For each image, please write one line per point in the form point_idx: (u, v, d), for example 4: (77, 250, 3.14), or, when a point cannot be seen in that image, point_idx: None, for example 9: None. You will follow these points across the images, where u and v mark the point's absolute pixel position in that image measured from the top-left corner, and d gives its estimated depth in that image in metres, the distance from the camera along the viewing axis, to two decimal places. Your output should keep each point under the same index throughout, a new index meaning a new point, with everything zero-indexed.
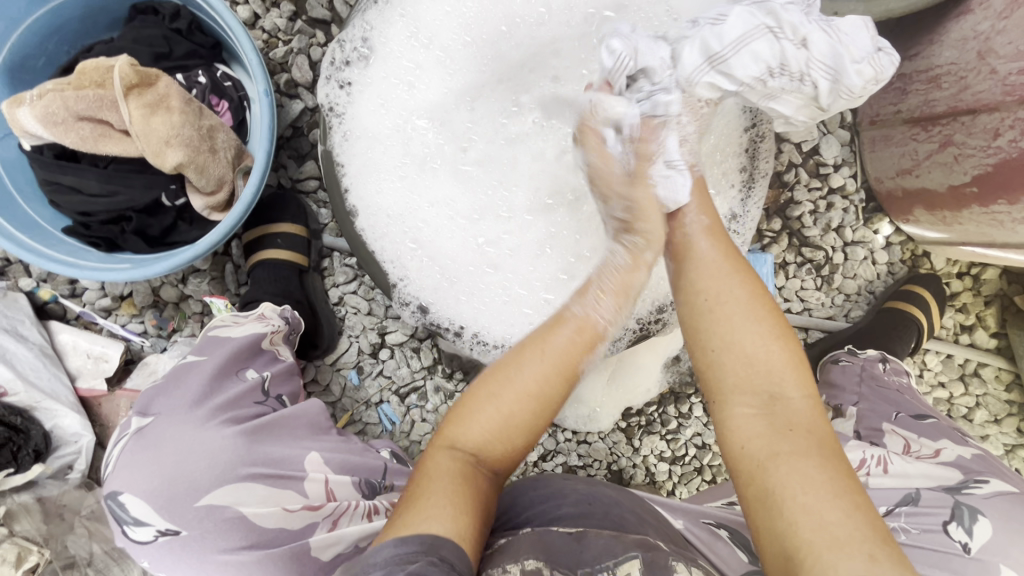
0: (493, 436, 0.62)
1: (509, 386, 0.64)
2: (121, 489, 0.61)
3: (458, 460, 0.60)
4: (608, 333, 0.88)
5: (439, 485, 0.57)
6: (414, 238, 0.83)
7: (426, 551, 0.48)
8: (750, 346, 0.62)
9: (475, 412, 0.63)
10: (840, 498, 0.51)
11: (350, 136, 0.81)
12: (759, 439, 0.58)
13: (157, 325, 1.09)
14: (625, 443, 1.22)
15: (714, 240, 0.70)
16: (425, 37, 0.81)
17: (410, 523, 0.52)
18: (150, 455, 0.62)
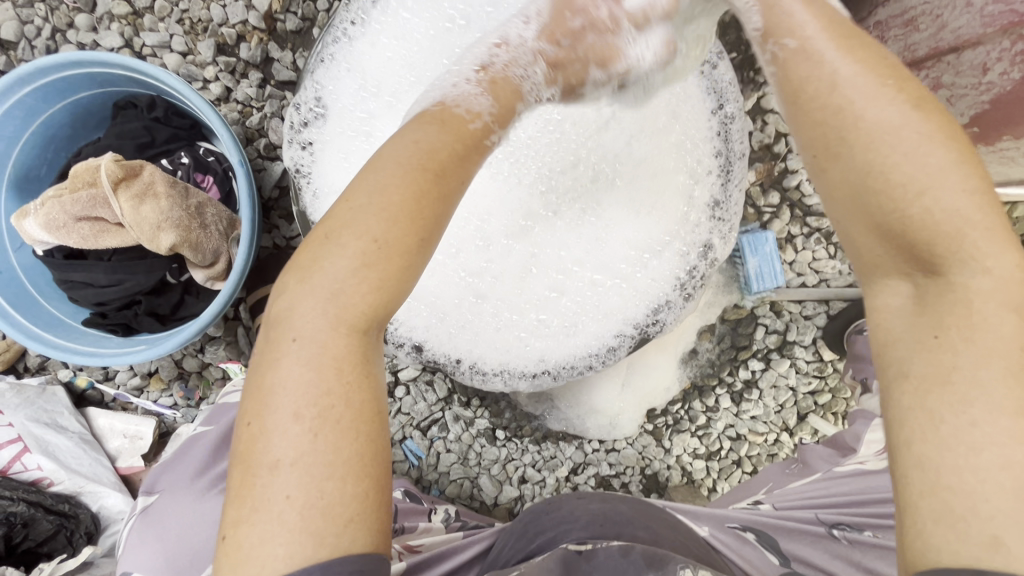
0: (353, 290, 0.48)
1: (336, 236, 0.49)
2: (130, 569, 0.67)
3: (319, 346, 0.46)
4: (606, 342, 0.85)
5: (290, 427, 0.44)
6: None
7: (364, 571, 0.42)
8: (918, 194, 0.48)
9: (328, 273, 0.48)
10: (1001, 449, 0.42)
11: (320, 194, 0.83)
12: (899, 341, 0.49)
13: (185, 396, 1.15)
14: (655, 446, 1.18)
15: (861, 63, 0.52)
16: (374, 87, 0.83)
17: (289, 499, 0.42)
18: (154, 531, 0.68)
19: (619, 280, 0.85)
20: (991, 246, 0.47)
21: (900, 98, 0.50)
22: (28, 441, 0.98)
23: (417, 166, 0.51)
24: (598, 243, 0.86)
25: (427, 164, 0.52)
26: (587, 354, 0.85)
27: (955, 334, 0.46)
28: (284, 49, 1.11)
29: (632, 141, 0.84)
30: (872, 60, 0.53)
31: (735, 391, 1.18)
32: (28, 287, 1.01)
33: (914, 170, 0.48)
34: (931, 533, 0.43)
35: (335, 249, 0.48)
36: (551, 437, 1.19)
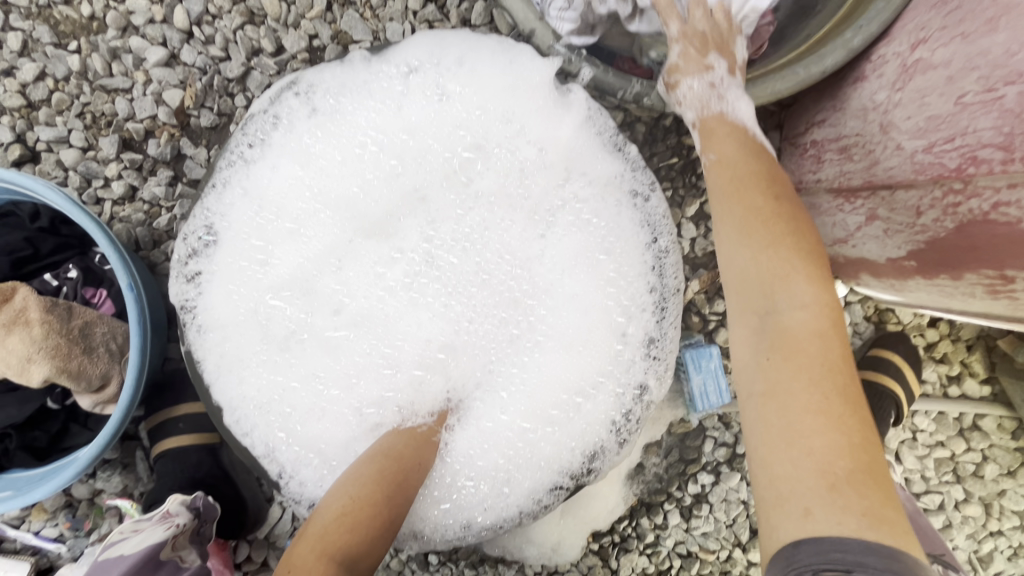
0: (340, 553, 0.59)
1: (336, 504, 0.63)
2: None
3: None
4: (537, 499, 0.76)
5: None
6: (284, 426, 0.74)
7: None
8: (769, 270, 0.61)
9: (323, 537, 0.60)
10: (812, 434, 0.52)
11: (206, 329, 0.73)
12: (749, 373, 0.59)
13: (72, 527, 1.02)
14: (602, 567, 1.10)
15: (738, 148, 0.71)
16: (273, 213, 0.75)
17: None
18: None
19: (548, 426, 0.77)
20: (799, 299, 0.59)
21: (758, 178, 0.67)
22: None
23: (392, 460, 0.68)
24: (528, 386, 0.78)
25: (400, 458, 0.69)
26: (514, 512, 0.76)
27: (773, 390, 0.56)
28: (198, 146, 1.03)
29: (560, 275, 0.79)
30: (746, 145, 0.72)
31: (685, 506, 1.11)
32: None
33: (763, 265, 0.61)
34: (774, 520, 0.52)
35: (339, 502, 0.63)
36: (488, 561, 1.08)
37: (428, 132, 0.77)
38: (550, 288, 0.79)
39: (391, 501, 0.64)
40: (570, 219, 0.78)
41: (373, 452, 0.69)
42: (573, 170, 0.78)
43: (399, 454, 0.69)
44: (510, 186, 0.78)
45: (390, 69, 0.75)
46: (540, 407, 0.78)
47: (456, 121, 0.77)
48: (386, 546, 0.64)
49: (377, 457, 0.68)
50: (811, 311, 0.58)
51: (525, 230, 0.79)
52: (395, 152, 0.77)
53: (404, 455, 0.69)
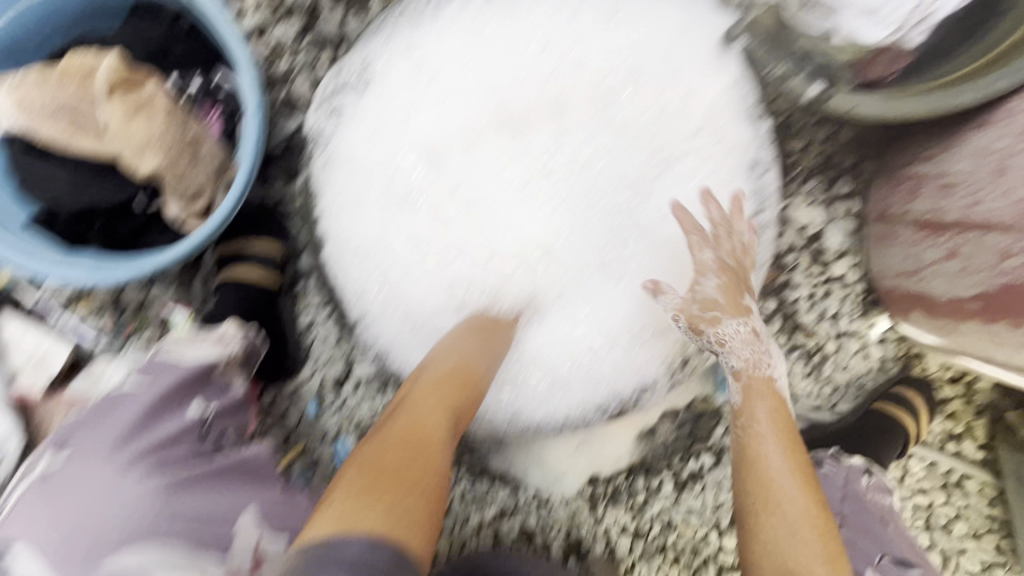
0: (451, 406, 0.67)
1: (448, 369, 0.70)
2: (15, 538, 0.61)
3: (422, 432, 0.62)
4: (584, 412, 0.82)
5: (385, 478, 0.56)
6: (384, 276, 0.78)
7: (389, 573, 0.46)
8: (777, 472, 0.71)
9: (440, 394, 0.67)
10: (810, 560, 0.64)
11: (336, 163, 0.77)
12: (764, 559, 0.67)
13: (114, 326, 1.03)
14: (587, 512, 1.15)
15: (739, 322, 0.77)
16: (428, 74, 0.77)
17: (393, 521, 0.51)
18: (62, 493, 0.62)
19: (615, 350, 0.82)
20: (802, 498, 0.69)
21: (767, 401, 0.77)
22: None
23: (487, 340, 0.75)
24: (607, 309, 0.82)
25: (493, 338, 0.76)
26: (560, 416, 0.83)
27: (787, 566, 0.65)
28: (336, 5, 1.04)
29: (663, 219, 0.83)
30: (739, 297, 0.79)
31: (680, 479, 1.17)
32: None
33: (784, 479, 0.70)
34: None
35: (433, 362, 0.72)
36: (487, 474, 1.13)
37: (594, 48, 0.79)
38: (650, 226, 0.83)
39: (481, 371, 0.72)
40: (688, 169, 0.82)
41: (469, 329, 0.76)
42: (706, 126, 0.81)
43: (490, 336, 0.76)
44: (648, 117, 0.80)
45: None
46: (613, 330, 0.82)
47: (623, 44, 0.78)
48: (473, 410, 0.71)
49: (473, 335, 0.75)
50: (772, 427, 0.76)
51: (644, 167, 0.81)
52: (557, 55, 0.78)
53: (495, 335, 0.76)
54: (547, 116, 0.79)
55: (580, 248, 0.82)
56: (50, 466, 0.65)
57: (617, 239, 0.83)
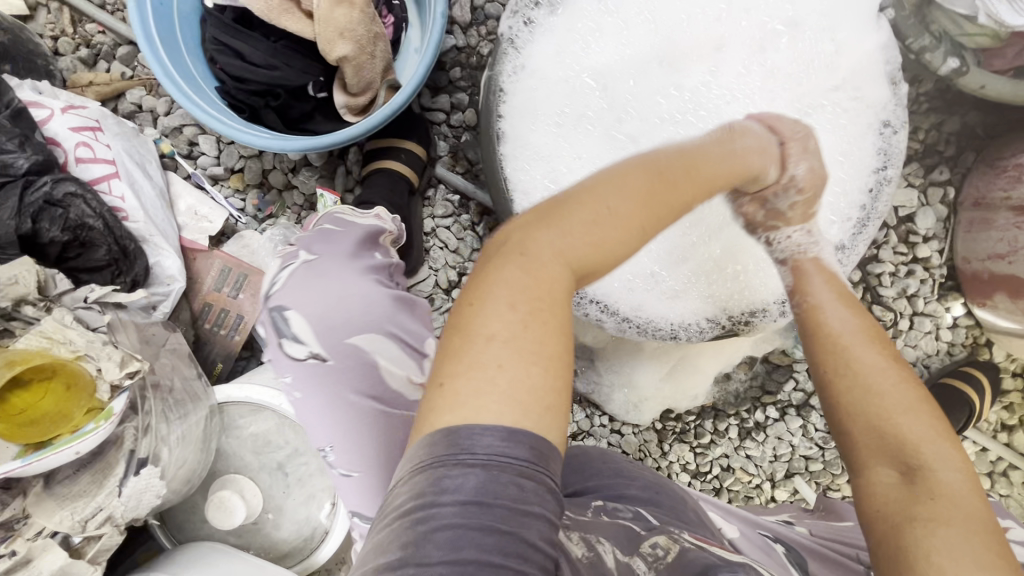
0: (606, 240, 0.51)
1: (605, 212, 0.51)
2: (286, 305, 0.66)
3: (548, 282, 0.47)
4: (698, 321, 0.92)
5: (507, 337, 0.44)
6: (554, 180, 0.87)
7: (529, 461, 0.39)
8: (884, 382, 0.62)
9: (562, 229, 0.49)
10: (952, 491, 0.53)
11: (526, 73, 0.86)
12: (881, 498, 0.55)
13: (256, 207, 1.13)
14: (655, 444, 1.24)
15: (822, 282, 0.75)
16: (614, 4, 0.86)
17: (525, 402, 0.41)
18: (319, 279, 0.67)
19: (733, 270, 0.91)
20: (927, 424, 0.58)
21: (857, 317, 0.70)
22: (121, 169, 0.91)
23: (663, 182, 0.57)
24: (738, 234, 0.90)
25: (664, 187, 0.57)
26: (677, 323, 0.91)
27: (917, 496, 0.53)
28: None
29: None
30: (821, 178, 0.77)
31: (745, 427, 1.25)
32: (179, 33, 0.99)
33: (887, 386, 0.61)
34: None
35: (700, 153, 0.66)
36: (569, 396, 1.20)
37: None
38: None
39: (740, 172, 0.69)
40: (826, 119, 0.90)
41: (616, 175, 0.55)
42: (848, 83, 0.89)
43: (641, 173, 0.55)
44: (802, 69, 0.89)
45: None
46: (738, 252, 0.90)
47: None
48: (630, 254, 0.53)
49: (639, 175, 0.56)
50: (834, 305, 0.73)
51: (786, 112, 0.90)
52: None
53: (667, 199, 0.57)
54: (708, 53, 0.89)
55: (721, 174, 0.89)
56: (292, 262, 0.70)
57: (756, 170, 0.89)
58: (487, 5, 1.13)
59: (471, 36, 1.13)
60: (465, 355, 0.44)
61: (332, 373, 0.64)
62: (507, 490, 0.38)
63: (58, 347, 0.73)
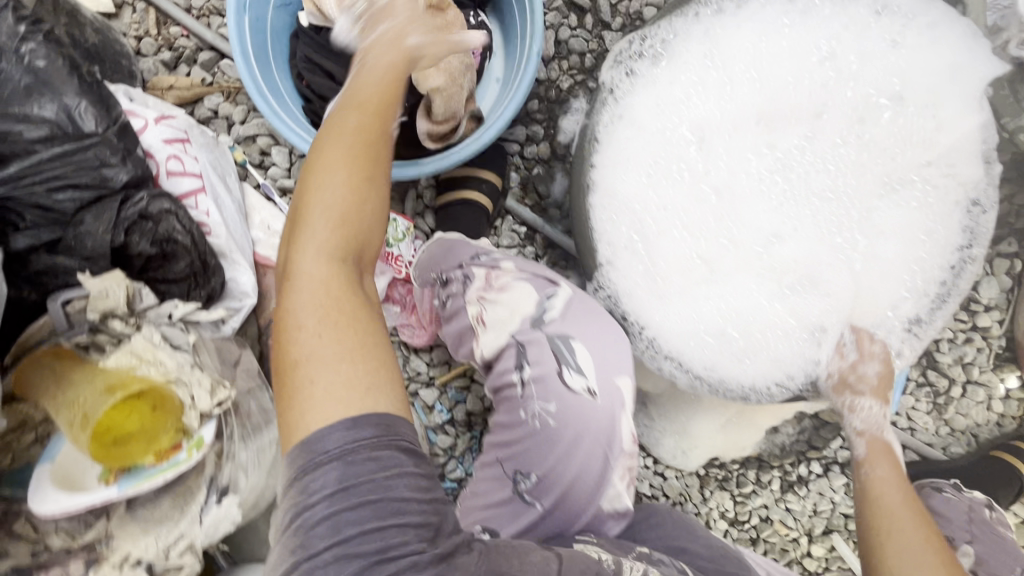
0: (337, 243, 0.55)
1: (344, 198, 0.55)
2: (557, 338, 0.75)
3: (340, 294, 0.53)
4: (768, 384, 0.90)
5: (340, 337, 0.51)
6: (639, 232, 0.87)
7: (371, 452, 0.48)
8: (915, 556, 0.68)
9: (330, 225, 0.54)
10: None
11: (623, 121, 0.85)
12: None
13: None
14: (697, 489, 1.23)
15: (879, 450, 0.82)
16: (720, 60, 0.85)
17: (347, 399, 0.49)
18: (595, 319, 0.78)
19: (805, 333, 0.89)
20: None
21: (903, 488, 0.76)
22: (206, 183, 0.91)
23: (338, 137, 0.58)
24: (820, 300, 0.89)
25: (355, 141, 0.57)
26: (747, 386, 0.89)
27: None
28: None
29: (879, 232, 0.90)
30: None
31: (787, 480, 1.24)
32: (269, 48, 0.99)
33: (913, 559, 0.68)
34: None
35: None
36: None
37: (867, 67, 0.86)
38: (872, 228, 0.90)
39: None
40: (918, 193, 0.89)
41: (331, 134, 0.58)
42: (943, 159, 0.88)
43: (366, 151, 0.57)
44: (903, 143, 0.88)
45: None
46: (813, 318, 0.89)
47: (894, 70, 0.87)
48: (382, 239, 0.59)
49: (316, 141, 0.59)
50: (899, 484, 0.77)
51: (877, 183, 0.89)
52: (837, 68, 0.86)
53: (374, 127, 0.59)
54: (808, 119, 0.88)
55: (804, 240, 0.90)
56: (562, 300, 0.78)
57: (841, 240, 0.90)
58: (570, 40, 1.13)
59: (552, 70, 1.14)
60: (301, 354, 0.51)
61: (598, 408, 0.73)
62: (367, 468, 0.47)
63: (147, 365, 0.73)
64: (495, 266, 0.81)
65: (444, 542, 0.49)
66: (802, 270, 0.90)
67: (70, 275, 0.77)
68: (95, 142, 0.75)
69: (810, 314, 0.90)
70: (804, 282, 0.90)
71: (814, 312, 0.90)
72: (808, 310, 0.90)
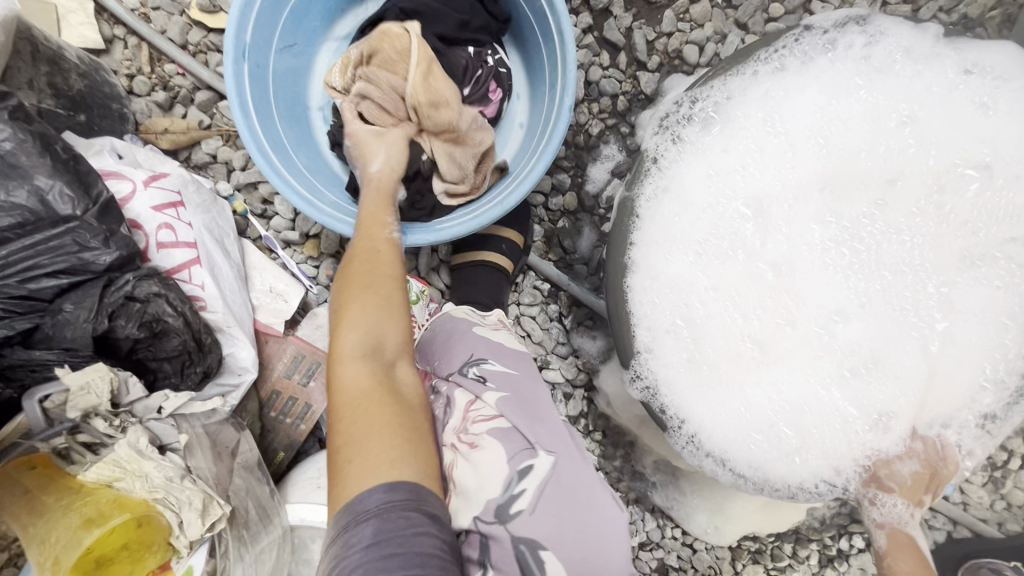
0: (374, 334, 0.59)
1: (372, 294, 0.63)
2: (535, 537, 0.56)
3: (371, 384, 0.56)
4: (820, 483, 0.80)
5: (367, 415, 0.54)
6: (683, 316, 0.77)
7: (405, 511, 0.47)
8: None
9: (362, 325, 0.59)
10: None
11: (667, 193, 0.76)
12: None
13: (330, 276, 1.04)
14: (728, 562, 1.15)
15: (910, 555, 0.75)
16: (781, 126, 0.75)
17: (387, 464, 0.50)
18: (573, 512, 0.58)
19: (865, 428, 0.79)
20: None
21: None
22: (201, 252, 0.83)
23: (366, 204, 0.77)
24: (888, 391, 0.79)
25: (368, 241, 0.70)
26: (796, 485, 0.80)
27: None
28: (628, 11, 1.02)
29: (956, 314, 0.80)
30: None
31: (827, 555, 1.15)
32: (271, 97, 0.90)
33: None
34: None
35: None
36: (641, 504, 1.13)
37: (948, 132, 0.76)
38: (949, 310, 0.79)
39: None
40: (999, 273, 0.79)
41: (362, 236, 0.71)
42: None
43: (391, 255, 0.69)
44: (987, 216, 0.77)
45: (951, 56, 0.75)
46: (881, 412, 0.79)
47: (979, 135, 0.76)
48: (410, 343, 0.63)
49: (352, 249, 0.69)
50: None
51: (955, 260, 0.79)
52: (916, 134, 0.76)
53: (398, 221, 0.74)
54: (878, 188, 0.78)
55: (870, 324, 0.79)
56: (533, 479, 0.58)
57: (911, 324, 0.79)
58: (602, 80, 1.03)
59: (581, 113, 1.04)
60: (339, 442, 0.53)
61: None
62: (398, 523, 0.46)
63: (132, 479, 0.66)
64: (478, 402, 0.65)
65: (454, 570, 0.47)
66: (868, 355, 0.80)
67: (47, 368, 0.68)
68: (71, 226, 0.66)
69: (876, 404, 0.79)
70: (869, 372, 0.80)
71: (880, 404, 0.79)
72: (873, 402, 0.79)
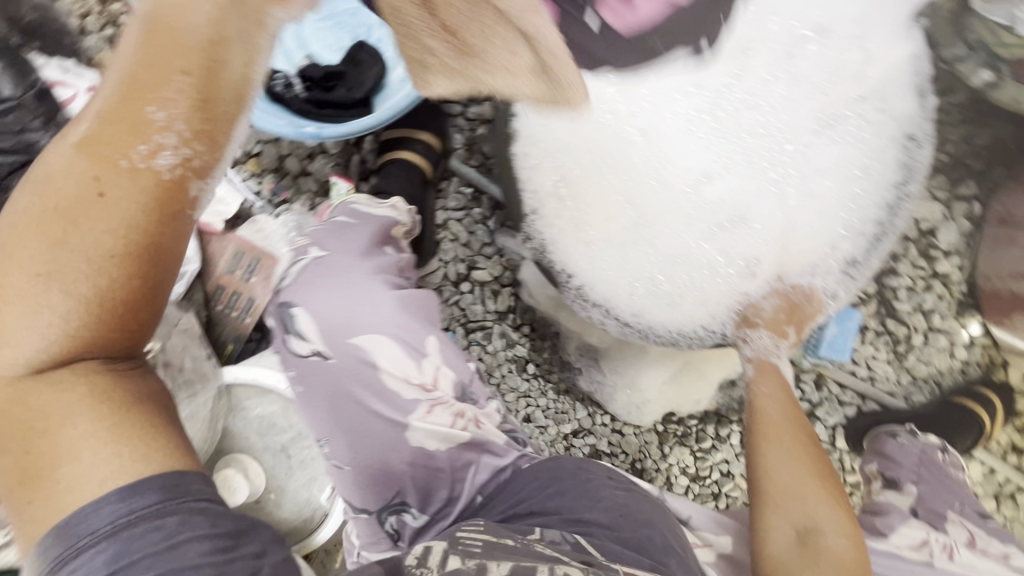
0: (66, 325, 0.42)
1: (97, 246, 0.42)
2: (294, 301, 0.73)
3: (57, 404, 0.41)
4: (696, 328, 0.92)
5: (92, 411, 0.42)
6: (563, 178, 0.88)
7: (154, 518, 0.39)
8: (795, 471, 0.68)
9: (68, 310, 0.41)
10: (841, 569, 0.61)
11: None
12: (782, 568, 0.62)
13: (272, 191, 1.12)
14: (656, 446, 1.23)
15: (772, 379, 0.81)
16: None
17: (110, 474, 0.40)
18: (328, 286, 0.73)
19: (733, 272, 0.88)
20: (831, 513, 0.65)
21: (784, 402, 0.78)
22: None
23: (138, 80, 0.46)
24: (757, 241, 0.88)
25: (104, 155, 0.44)
26: (674, 330, 0.93)
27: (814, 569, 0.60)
28: None
29: (813, 168, 0.88)
30: None
31: None
32: None
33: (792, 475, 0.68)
34: None
35: None
36: (572, 393, 1.22)
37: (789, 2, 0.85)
38: (805, 165, 0.88)
39: None
40: (850, 129, 0.87)
41: (111, 147, 0.44)
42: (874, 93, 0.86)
43: (170, 210, 0.45)
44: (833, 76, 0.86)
45: None
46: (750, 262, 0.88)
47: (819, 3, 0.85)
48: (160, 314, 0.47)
49: (79, 145, 0.44)
50: (780, 400, 0.78)
51: (809, 120, 0.88)
52: None
53: (202, 134, 0.48)
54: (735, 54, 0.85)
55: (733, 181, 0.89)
56: (307, 263, 0.76)
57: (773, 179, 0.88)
58: None
59: None
60: (40, 424, 0.41)
61: (329, 370, 0.71)
62: (145, 540, 0.38)
63: None
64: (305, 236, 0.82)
65: (240, 563, 0.41)
66: (736, 211, 0.89)
67: None
68: (13, 104, 0.82)
69: (745, 252, 0.88)
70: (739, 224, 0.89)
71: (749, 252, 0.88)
72: (744, 250, 0.88)
